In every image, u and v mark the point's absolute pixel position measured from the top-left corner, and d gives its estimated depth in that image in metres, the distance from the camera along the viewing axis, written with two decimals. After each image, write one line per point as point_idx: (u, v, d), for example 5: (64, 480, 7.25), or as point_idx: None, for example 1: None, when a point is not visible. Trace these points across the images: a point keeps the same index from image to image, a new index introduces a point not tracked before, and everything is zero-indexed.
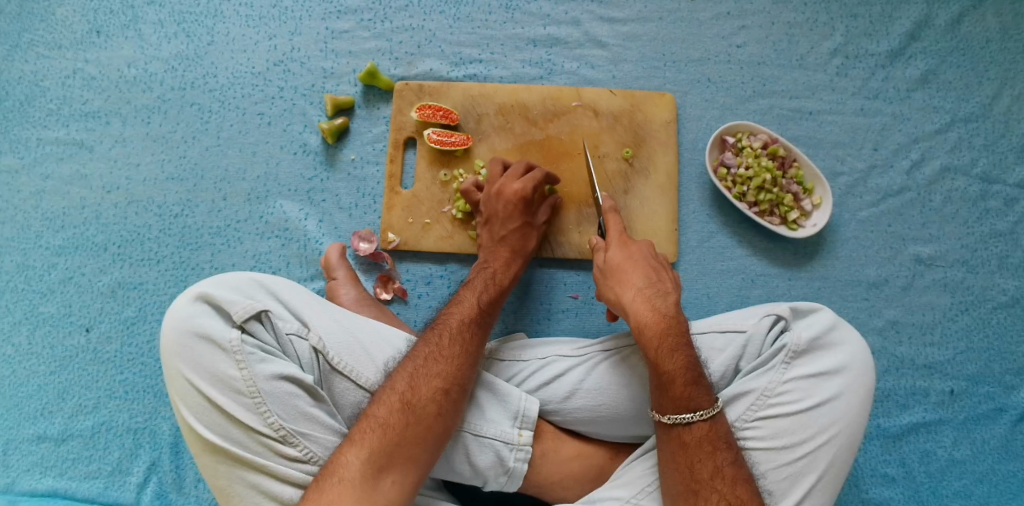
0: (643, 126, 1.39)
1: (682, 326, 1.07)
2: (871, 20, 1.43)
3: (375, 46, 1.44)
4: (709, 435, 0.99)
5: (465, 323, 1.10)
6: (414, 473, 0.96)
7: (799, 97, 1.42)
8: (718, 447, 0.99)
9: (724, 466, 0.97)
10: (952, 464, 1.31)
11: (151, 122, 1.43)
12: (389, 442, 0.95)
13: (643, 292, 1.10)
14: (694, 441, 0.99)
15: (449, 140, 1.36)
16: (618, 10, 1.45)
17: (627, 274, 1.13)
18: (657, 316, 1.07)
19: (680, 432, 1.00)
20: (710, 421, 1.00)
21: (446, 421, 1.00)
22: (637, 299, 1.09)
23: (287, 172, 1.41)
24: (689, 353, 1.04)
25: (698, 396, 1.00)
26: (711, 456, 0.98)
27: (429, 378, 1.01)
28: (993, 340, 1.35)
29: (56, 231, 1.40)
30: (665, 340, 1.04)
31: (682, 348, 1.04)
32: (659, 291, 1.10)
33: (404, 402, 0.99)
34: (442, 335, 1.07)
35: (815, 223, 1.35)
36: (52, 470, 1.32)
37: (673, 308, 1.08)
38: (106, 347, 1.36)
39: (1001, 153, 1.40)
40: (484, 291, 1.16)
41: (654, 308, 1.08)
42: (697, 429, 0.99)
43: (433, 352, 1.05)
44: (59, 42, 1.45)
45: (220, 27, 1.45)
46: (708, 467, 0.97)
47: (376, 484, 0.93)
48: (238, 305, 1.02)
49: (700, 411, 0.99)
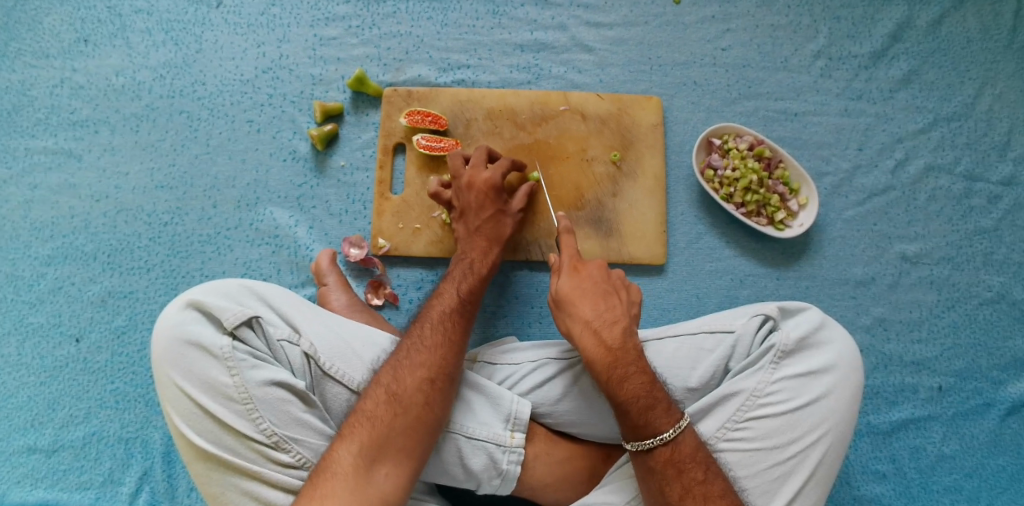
0: (630, 128, 1.40)
1: (630, 355, 1.06)
2: (853, 22, 1.45)
3: (363, 53, 1.45)
4: (673, 458, 1.00)
5: (447, 314, 1.11)
6: (407, 465, 0.97)
7: (783, 99, 1.44)
8: (683, 468, 0.99)
9: (693, 486, 0.98)
10: (942, 460, 1.32)
11: (140, 130, 1.44)
12: (378, 434, 0.96)
13: (590, 325, 1.09)
14: (659, 466, 1.00)
15: (439, 145, 1.37)
16: (603, 14, 1.46)
17: (576, 306, 1.12)
18: (601, 349, 1.06)
19: (646, 458, 1.01)
20: (671, 444, 1.00)
21: (437, 409, 1.02)
22: (584, 332, 1.09)
23: (277, 179, 1.41)
24: (642, 379, 1.04)
25: (657, 421, 1.01)
26: (678, 479, 0.99)
27: (413, 370, 1.03)
28: (979, 336, 1.37)
29: (45, 241, 1.40)
30: (613, 372, 1.04)
31: (632, 376, 1.04)
32: (606, 322, 1.09)
33: (390, 393, 1.00)
34: (424, 327, 1.09)
35: (802, 223, 1.37)
36: (43, 482, 1.31)
37: (620, 338, 1.08)
38: (96, 357, 1.36)
39: (984, 150, 1.42)
40: (462, 281, 1.17)
41: (599, 341, 1.07)
42: (659, 454, 1.00)
43: (416, 343, 1.07)
44: (47, 52, 1.46)
45: (208, 35, 1.46)
46: (675, 490, 0.99)
47: (370, 478, 0.94)
48: (228, 312, 1.02)
49: (659, 436, 1.00)
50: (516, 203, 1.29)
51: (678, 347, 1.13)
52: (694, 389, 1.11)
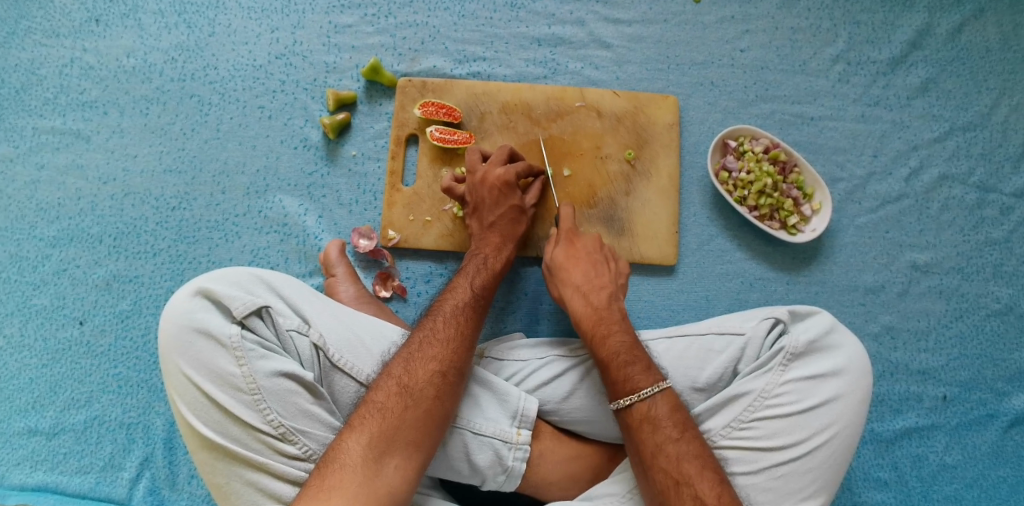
0: (646, 128, 1.39)
1: (615, 315, 1.14)
2: (873, 28, 1.44)
3: (378, 42, 1.43)
4: (649, 415, 1.01)
5: (460, 309, 1.11)
6: (415, 459, 0.96)
7: (800, 103, 1.43)
8: (658, 425, 1.00)
9: (666, 443, 0.98)
10: (943, 469, 1.33)
11: (150, 113, 1.42)
12: (388, 426, 0.96)
13: (579, 289, 1.17)
14: (635, 423, 1.02)
15: (452, 138, 1.36)
16: (621, 11, 1.45)
17: (568, 272, 1.19)
18: (588, 309, 1.14)
19: (624, 416, 1.03)
20: (648, 401, 1.01)
21: (446, 404, 1.01)
22: (574, 295, 1.16)
23: (288, 166, 1.40)
24: (624, 337, 1.10)
25: (636, 377, 1.04)
26: (652, 435, 1.00)
27: (425, 362, 1.03)
28: (985, 347, 1.37)
29: (50, 222, 1.38)
30: (597, 330, 1.11)
31: (615, 333, 1.10)
32: (594, 287, 1.17)
33: (400, 386, 1.00)
34: (437, 320, 1.09)
35: (814, 229, 1.36)
36: (43, 464, 1.30)
37: (606, 301, 1.15)
38: (100, 340, 1.35)
39: (998, 162, 1.41)
40: (477, 276, 1.18)
41: (586, 302, 1.15)
42: (636, 410, 1.02)
43: (428, 336, 1.06)
44: (57, 30, 1.43)
45: (221, 19, 1.44)
46: (649, 445, 0.99)
47: (379, 469, 0.93)
48: (238, 301, 1.01)
49: (637, 393, 1.02)
50: (531, 196, 1.29)
51: (687, 347, 1.13)
52: (702, 389, 1.11)
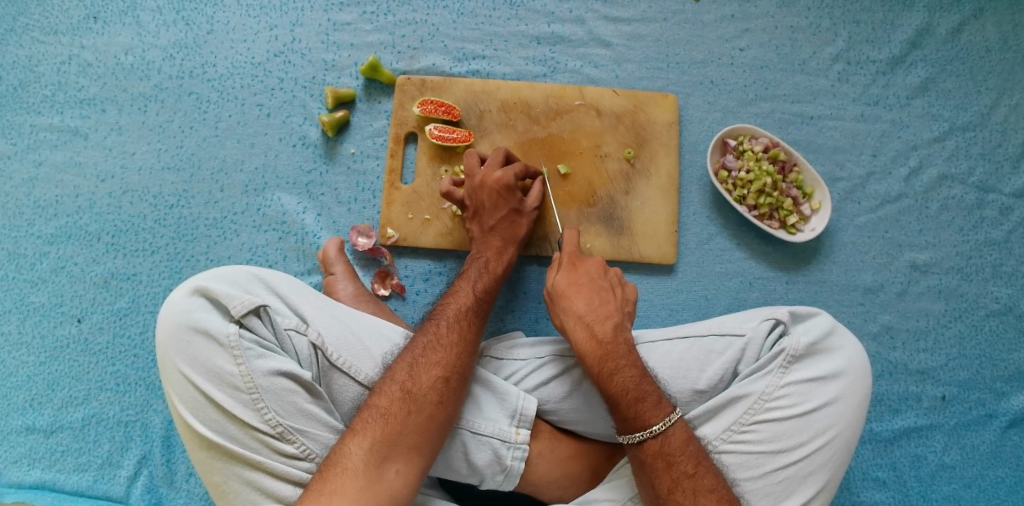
0: (645, 126, 1.39)
1: (622, 348, 1.08)
2: (873, 27, 1.44)
3: (376, 40, 1.43)
4: (662, 451, 1.00)
5: (462, 312, 1.11)
6: (416, 464, 0.96)
7: (800, 102, 1.42)
8: (673, 461, 0.99)
9: (682, 479, 0.97)
10: (941, 469, 1.33)
11: (147, 111, 1.41)
12: (391, 431, 0.96)
13: (584, 319, 1.10)
14: (649, 458, 1.00)
15: (451, 136, 1.35)
16: (622, 9, 1.44)
17: (570, 301, 1.13)
18: (593, 343, 1.08)
19: (637, 451, 1.02)
20: (661, 437, 1.00)
21: (447, 408, 1.01)
22: (576, 326, 1.10)
23: (287, 164, 1.39)
24: (632, 372, 1.05)
25: (646, 414, 1.01)
26: (667, 471, 0.99)
27: (429, 368, 1.02)
28: (984, 347, 1.37)
29: (48, 219, 1.38)
30: (604, 365, 1.05)
31: (623, 369, 1.05)
32: (599, 317, 1.11)
33: (405, 390, 0.99)
34: (440, 324, 1.09)
35: (814, 228, 1.36)
36: (40, 462, 1.30)
37: (612, 332, 1.09)
38: (96, 338, 1.34)
39: (998, 162, 1.41)
40: (479, 280, 1.17)
41: (591, 334, 1.09)
42: (649, 446, 1.00)
43: (431, 341, 1.06)
44: (55, 27, 1.43)
45: (220, 16, 1.43)
46: (664, 482, 0.98)
47: (380, 474, 0.93)
48: (236, 300, 1.00)
49: (649, 429, 1.00)
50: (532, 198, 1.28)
51: (687, 349, 1.12)
52: (702, 392, 1.10)
